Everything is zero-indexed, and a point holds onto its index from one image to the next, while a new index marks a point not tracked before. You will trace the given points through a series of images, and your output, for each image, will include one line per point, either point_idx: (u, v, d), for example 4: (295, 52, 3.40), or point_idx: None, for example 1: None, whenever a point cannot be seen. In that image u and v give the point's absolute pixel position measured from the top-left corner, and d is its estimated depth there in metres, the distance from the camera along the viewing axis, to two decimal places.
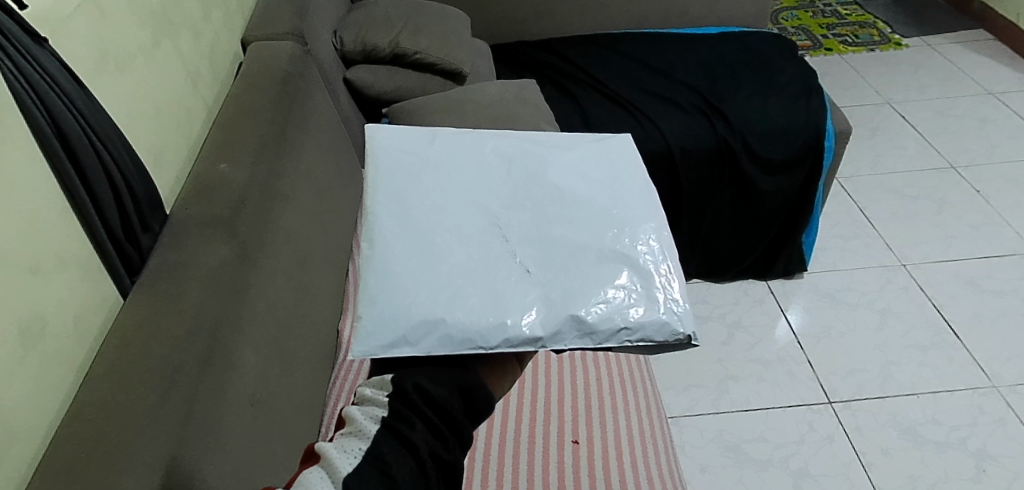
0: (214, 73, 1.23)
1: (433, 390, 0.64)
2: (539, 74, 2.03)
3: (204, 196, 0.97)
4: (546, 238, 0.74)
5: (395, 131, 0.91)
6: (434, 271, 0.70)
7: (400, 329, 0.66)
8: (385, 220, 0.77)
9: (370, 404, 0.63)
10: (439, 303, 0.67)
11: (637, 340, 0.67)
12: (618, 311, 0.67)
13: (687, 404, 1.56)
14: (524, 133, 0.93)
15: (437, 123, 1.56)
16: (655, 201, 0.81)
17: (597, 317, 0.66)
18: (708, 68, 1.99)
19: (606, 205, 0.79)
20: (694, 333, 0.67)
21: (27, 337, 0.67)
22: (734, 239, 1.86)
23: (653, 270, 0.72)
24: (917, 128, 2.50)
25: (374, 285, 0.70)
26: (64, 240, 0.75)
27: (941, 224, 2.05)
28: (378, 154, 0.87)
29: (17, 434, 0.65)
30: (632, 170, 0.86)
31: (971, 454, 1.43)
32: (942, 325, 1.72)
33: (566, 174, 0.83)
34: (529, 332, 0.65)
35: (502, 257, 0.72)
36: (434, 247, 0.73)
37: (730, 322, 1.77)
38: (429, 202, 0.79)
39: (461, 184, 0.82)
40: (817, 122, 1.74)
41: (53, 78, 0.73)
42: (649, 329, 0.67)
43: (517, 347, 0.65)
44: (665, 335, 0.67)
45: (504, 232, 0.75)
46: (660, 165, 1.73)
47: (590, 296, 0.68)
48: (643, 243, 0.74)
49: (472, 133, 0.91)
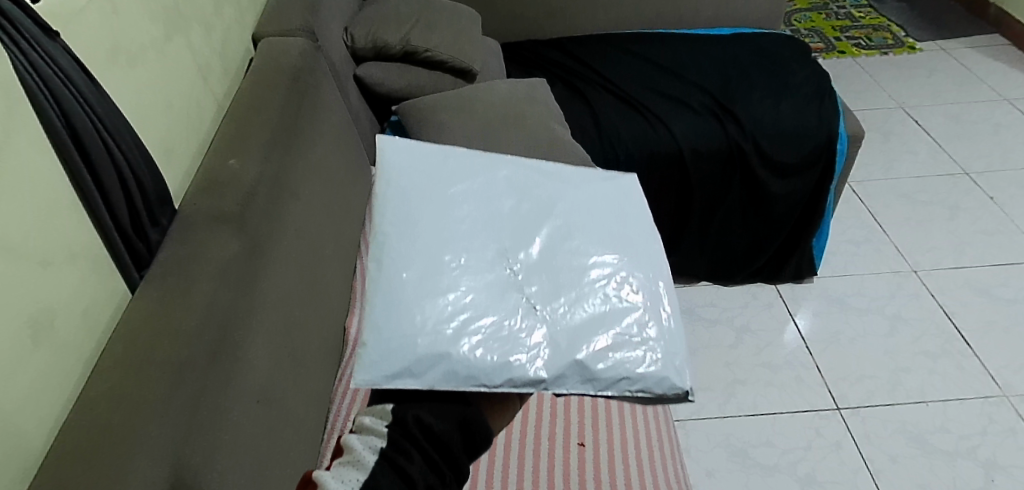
0: (225, 69, 1.23)
1: (431, 423, 0.86)
2: (550, 73, 2.02)
3: (213, 190, 0.96)
4: (547, 278, 0.98)
5: (405, 147, 1.11)
6: (444, 302, 0.92)
7: (405, 363, 0.86)
8: (402, 247, 0.96)
9: (369, 435, 0.84)
10: (454, 344, 0.88)
11: (640, 389, 0.94)
12: (624, 367, 0.93)
13: (694, 407, 1.55)
14: (532, 163, 1.17)
15: (446, 122, 1.56)
16: (643, 249, 1.07)
17: (605, 368, 0.93)
18: (720, 69, 1.97)
19: (592, 250, 1.03)
20: (689, 388, 0.96)
21: (37, 329, 0.67)
22: (744, 241, 1.84)
23: (635, 320, 0.97)
24: (930, 133, 2.47)
25: (381, 314, 0.90)
26: (74, 234, 0.75)
27: (954, 230, 2.03)
28: (389, 165, 1.07)
29: (25, 426, 0.65)
30: (635, 215, 1.12)
31: (980, 463, 1.41)
32: (953, 333, 1.70)
33: (571, 217, 1.07)
34: (535, 375, 0.89)
35: (511, 290, 0.95)
36: (445, 279, 0.94)
37: (738, 326, 1.76)
38: (444, 234, 0.99)
39: (466, 222, 1.02)
40: (830, 125, 1.73)
41: (64, 73, 0.73)
42: (650, 382, 0.94)
43: (519, 385, 0.89)
44: (664, 387, 0.95)
45: (520, 286, 0.96)
46: (671, 167, 1.71)
47: (590, 343, 0.93)
48: (622, 286, 1.00)
49: (484, 159, 1.14)
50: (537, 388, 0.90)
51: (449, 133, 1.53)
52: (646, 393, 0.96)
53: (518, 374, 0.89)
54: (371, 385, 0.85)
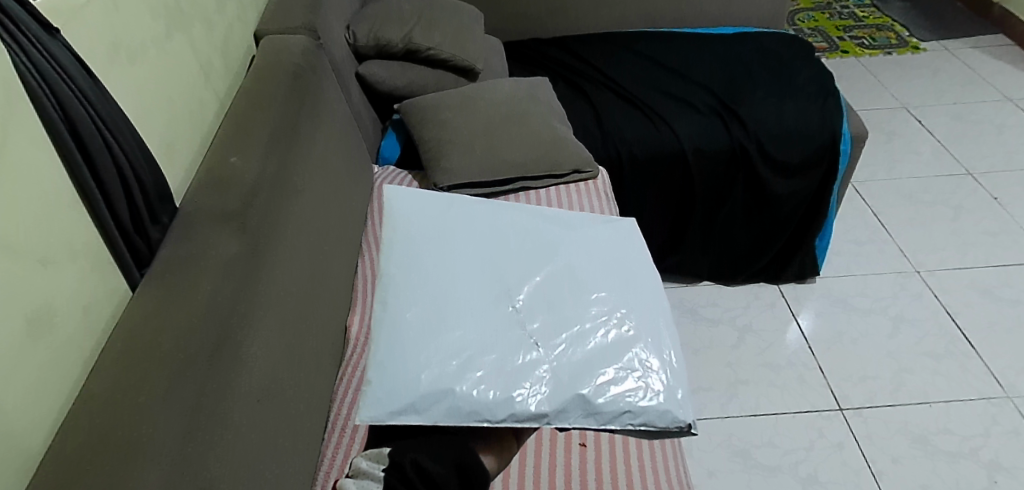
0: (227, 66, 1.23)
1: (429, 468, 0.87)
2: (552, 72, 2.02)
3: (214, 189, 0.96)
4: (546, 316, 1.03)
5: (416, 198, 1.23)
6: (449, 340, 0.98)
7: (409, 399, 0.91)
8: (411, 291, 1.04)
9: (366, 477, 0.88)
10: (459, 381, 0.93)
11: (642, 422, 0.95)
12: (623, 399, 0.95)
13: (696, 407, 1.55)
14: (536, 210, 1.25)
15: (448, 120, 1.55)
16: (641, 283, 1.12)
17: (604, 402, 0.95)
18: (723, 68, 1.97)
19: (593, 288, 1.08)
20: (690, 422, 0.97)
21: (36, 327, 0.67)
22: (747, 241, 1.83)
23: (634, 357, 1.00)
24: (934, 133, 2.46)
25: (386, 353, 0.97)
26: (74, 231, 0.75)
27: (957, 230, 2.03)
28: (400, 216, 1.19)
29: (25, 424, 0.65)
30: (635, 256, 1.17)
31: (982, 464, 1.40)
32: (956, 334, 1.69)
33: (570, 258, 1.13)
34: (537, 409, 0.93)
35: (513, 327, 1.01)
36: (449, 319, 1.01)
37: (740, 326, 1.75)
38: (447, 278, 1.07)
39: (467, 264, 1.10)
40: (833, 125, 1.72)
41: (65, 70, 0.73)
42: (652, 415, 0.95)
43: (522, 420, 0.92)
44: (667, 422, 0.96)
45: (521, 322, 1.02)
46: (674, 166, 1.71)
47: (592, 378, 0.96)
48: (620, 323, 1.04)
49: (486, 209, 1.23)
50: (538, 422, 0.93)
51: (452, 131, 1.53)
52: (648, 427, 0.96)
53: (521, 410, 0.92)
54: (376, 420, 0.90)
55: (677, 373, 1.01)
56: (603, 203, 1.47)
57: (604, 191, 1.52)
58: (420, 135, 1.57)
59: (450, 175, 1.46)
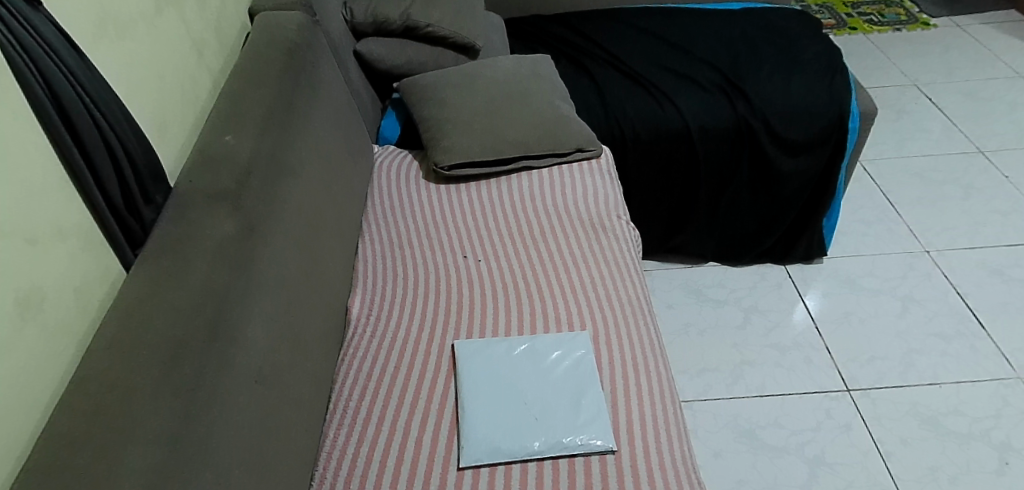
0: (219, 44, 1.21)
1: None
2: (554, 50, 1.99)
3: (209, 167, 0.95)
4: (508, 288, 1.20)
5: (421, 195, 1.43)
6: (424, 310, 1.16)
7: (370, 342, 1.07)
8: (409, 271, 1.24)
9: None
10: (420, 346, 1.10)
11: (564, 357, 1.05)
12: (544, 350, 1.07)
13: (701, 388, 1.53)
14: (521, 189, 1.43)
15: (448, 99, 1.54)
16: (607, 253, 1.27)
17: (522, 350, 1.07)
18: (729, 44, 1.93)
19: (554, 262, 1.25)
20: (591, 363, 1.04)
21: (26, 307, 0.65)
22: (753, 221, 1.80)
23: (566, 332, 1.10)
24: (944, 111, 2.42)
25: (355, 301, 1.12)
26: (63, 209, 0.73)
27: (967, 210, 1.99)
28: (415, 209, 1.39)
29: (17, 405, 0.63)
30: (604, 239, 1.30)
31: (994, 445, 1.38)
32: (966, 314, 1.67)
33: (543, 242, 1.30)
34: (463, 350, 1.08)
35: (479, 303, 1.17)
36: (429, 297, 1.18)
37: (746, 306, 1.73)
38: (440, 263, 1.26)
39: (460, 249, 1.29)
40: (841, 102, 1.68)
41: (50, 45, 0.71)
42: (569, 350, 1.06)
43: (460, 351, 1.08)
44: (575, 359, 1.05)
45: (486, 296, 1.19)
46: (679, 144, 1.68)
47: (520, 338, 1.10)
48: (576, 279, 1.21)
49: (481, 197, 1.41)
50: (460, 356, 1.07)
51: (451, 110, 1.51)
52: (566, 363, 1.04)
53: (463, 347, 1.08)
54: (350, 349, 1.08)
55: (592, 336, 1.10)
56: (605, 183, 1.44)
57: (607, 169, 1.49)
58: (421, 115, 1.55)
59: (450, 154, 1.45)
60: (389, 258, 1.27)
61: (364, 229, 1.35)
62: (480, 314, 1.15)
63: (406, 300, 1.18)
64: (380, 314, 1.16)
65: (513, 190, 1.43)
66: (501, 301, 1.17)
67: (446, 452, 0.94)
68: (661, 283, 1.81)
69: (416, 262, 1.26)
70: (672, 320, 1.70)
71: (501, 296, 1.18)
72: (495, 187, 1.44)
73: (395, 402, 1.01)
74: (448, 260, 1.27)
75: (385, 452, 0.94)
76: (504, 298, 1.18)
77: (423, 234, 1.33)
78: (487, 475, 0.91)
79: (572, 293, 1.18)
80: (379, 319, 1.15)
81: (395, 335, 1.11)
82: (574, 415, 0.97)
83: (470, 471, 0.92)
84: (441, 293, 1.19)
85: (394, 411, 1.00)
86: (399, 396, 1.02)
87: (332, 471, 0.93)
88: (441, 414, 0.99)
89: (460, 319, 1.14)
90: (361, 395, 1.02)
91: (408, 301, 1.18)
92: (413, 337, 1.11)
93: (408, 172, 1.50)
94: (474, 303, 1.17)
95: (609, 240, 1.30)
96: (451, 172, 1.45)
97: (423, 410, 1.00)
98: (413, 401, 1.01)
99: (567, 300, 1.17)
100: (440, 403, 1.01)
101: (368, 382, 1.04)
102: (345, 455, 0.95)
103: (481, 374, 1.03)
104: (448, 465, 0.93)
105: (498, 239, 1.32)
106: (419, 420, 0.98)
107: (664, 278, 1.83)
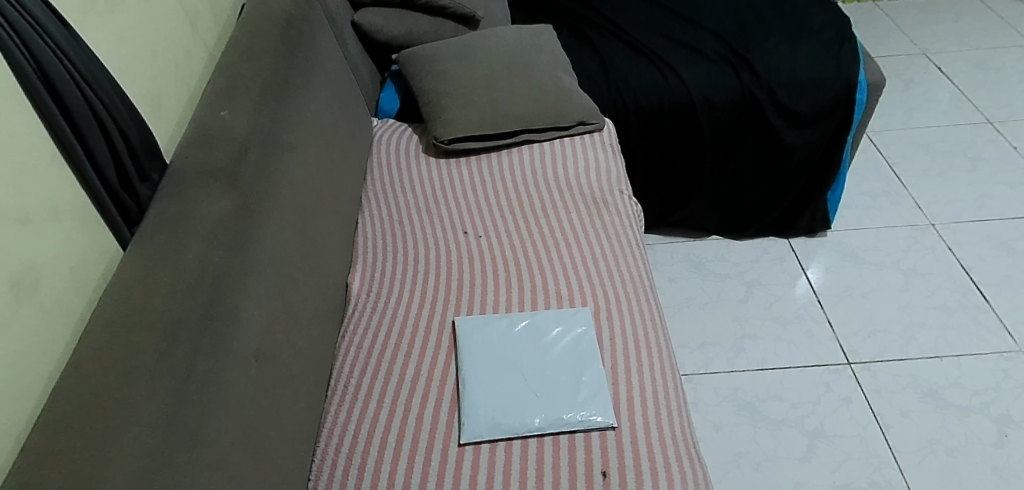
0: (213, 16, 1.19)
1: None
2: (556, 20, 1.95)
3: (204, 143, 0.93)
4: (511, 266, 1.19)
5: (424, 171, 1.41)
6: (425, 288, 1.15)
7: None
8: (411, 247, 1.24)
9: None
10: (424, 323, 1.09)
11: (567, 334, 1.05)
12: (546, 329, 1.06)
13: (702, 362, 1.54)
14: (523, 166, 1.41)
15: (448, 71, 1.52)
16: (610, 228, 1.25)
17: (522, 327, 1.07)
18: (735, 13, 1.89)
19: (557, 241, 1.23)
20: (591, 339, 1.04)
21: (22, 288, 0.64)
22: (756, 194, 1.79)
23: (565, 309, 1.09)
24: (953, 80, 2.38)
25: None
26: (56, 188, 0.72)
27: (974, 182, 1.97)
28: (416, 186, 1.38)
29: (15, 383, 0.63)
30: (608, 216, 1.28)
31: (993, 418, 1.38)
32: (969, 287, 1.66)
33: (545, 219, 1.29)
34: (462, 323, 1.08)
35: (481, 281, 1.16)
36: (431, 275, 1.18)
37: (748, 280, 1.73)
38: (439, 240, 1.25)
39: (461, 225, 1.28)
40: (849, 72, 1.64)
41: (37, 20, 0.70)
42: (571, 327, 1.06)
43: (462, 324, 1.08)
44: (575, 336, 1.05)
45: (488, 274, 1.17)
46: (682, 116, 1.66)
47: (520, 315, 1.09)
48: (578, 256, 1.20)
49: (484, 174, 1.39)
50: (459, 331, 1.07)
51: (451, 82, 1.49)
52: (568, 340, 1.04)
53: (463, 322, 1.09)
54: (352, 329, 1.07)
55: (593, 312, 1.09)
56: (608, 157, 1.42)
57: (610, 143, 1.47)
58: (420, 87, 1.53)
59: (450, 128, 1.43)
60: (389, 234, 1.27)
61: (364, 204, 1.34)
62: (481, 291, 1.15)
63: (407, 276, 1.17)
64: (381, 290, 1.15)
65: (514, 164, 1.41)
66: (502, 277, 1.17)
67: (448, 429, 0.95)
68: (663, 257, 1.81)
69: (416, 238, 1.26)
70: (673, 294, 1.70)
71: (501, 272, 1.18)
72: (496, 162, 1.43)
73: (395, 378, 1.01)
74: (449, 236, 1.26)
75: (386, 428, 0.95)
76: (504, 275, 1.17)
77: (424, 210, 1.32)
78: (488, 450, 0.92)
79: (572, 269, 1.17)
80: (379, 296, 1.14)
81: (394, 313, 1.11)
82: (575, 391, 0.97)
83: (472, 447, 0.92)
84: (442, 269, 1.19)
85: (394, 388, 1.00)
86: (400, 373, 1.02)
87: (334, 447, 0.94)
88: (442, 391, 0.99)
89: (461, 296, 1.14)
90: (362, 371, 1.03)
91: (408, 278, 1.17)
92: (413, 313, 1.11)
93: (408, 146, 1.49)
94: (475, 279, 1.17)
95: (612, 215, 1.29)
96: (451, 146, 1.44)
97: (423, 386, 1.00)
98: (415, 378, 1.01)
99: (568, 276, 1.16)
100: (440, 381, 1.01)
101: (369, 359, 1.04)
102: (346, 432, 0.95)
103: (482, 351, 1.03)
104: (449, 442, 0.93)
105: (498, 215, 1.30)
106: (419, 397, 0.99)
107: (666, 251, 1.82)
